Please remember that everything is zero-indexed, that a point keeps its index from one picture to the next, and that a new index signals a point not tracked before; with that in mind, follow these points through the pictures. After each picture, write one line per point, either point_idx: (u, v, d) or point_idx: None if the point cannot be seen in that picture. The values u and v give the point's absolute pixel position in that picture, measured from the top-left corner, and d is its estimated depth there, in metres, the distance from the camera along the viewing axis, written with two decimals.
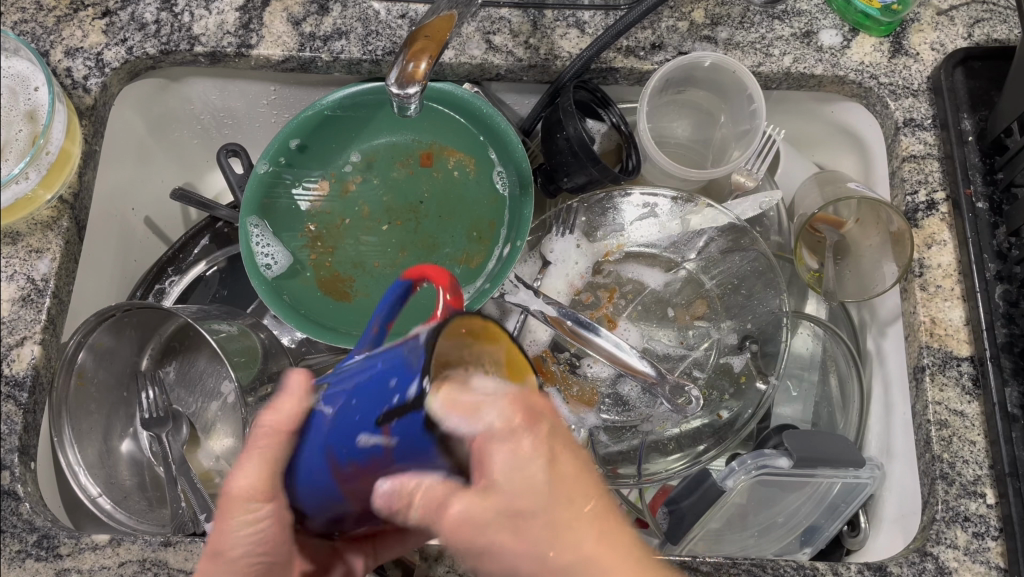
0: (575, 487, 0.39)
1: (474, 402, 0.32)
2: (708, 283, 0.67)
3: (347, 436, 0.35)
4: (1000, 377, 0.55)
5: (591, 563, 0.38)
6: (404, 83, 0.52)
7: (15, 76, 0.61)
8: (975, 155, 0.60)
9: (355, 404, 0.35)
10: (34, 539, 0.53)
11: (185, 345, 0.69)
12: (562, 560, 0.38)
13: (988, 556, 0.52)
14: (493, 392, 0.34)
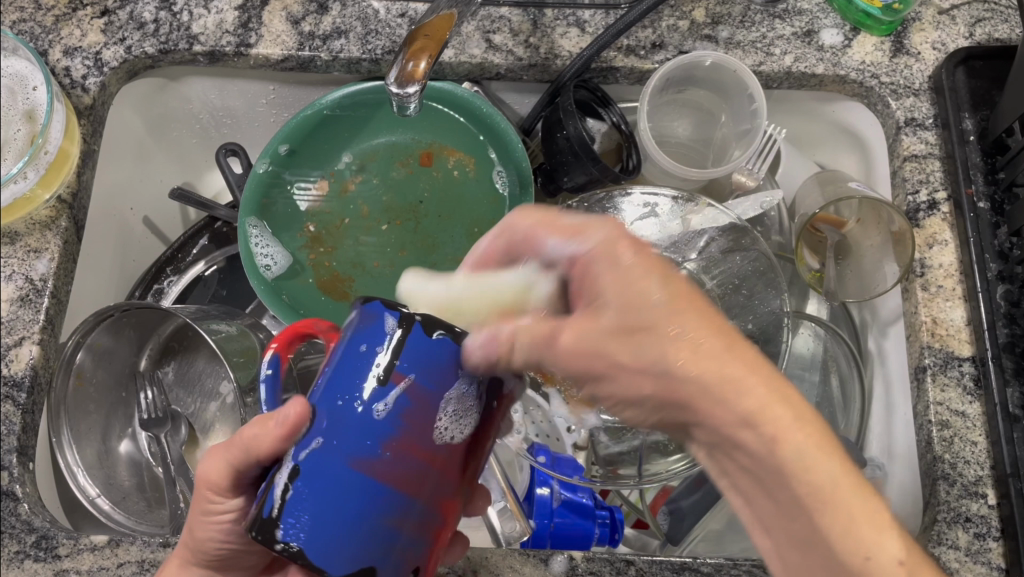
0: (735, 341, 0.39)
1: (573, 228, 0.43)
2: (709, 282, 0.64)
3: (360, 438, 0.36)
4: (1001, 378, 0.54)
5: (730, 388, 0.37)
6: (403, 83, 0.53)
7: (14, 75, 0.60)
8: (976, 155, 0.60)
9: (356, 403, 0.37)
10: (32, 539, 0.53)
11: (184, 345, 0.69)
12: (684, 379, 0.38)
13: (990, 557, 0.52)
14: (607, 231, 0.42)
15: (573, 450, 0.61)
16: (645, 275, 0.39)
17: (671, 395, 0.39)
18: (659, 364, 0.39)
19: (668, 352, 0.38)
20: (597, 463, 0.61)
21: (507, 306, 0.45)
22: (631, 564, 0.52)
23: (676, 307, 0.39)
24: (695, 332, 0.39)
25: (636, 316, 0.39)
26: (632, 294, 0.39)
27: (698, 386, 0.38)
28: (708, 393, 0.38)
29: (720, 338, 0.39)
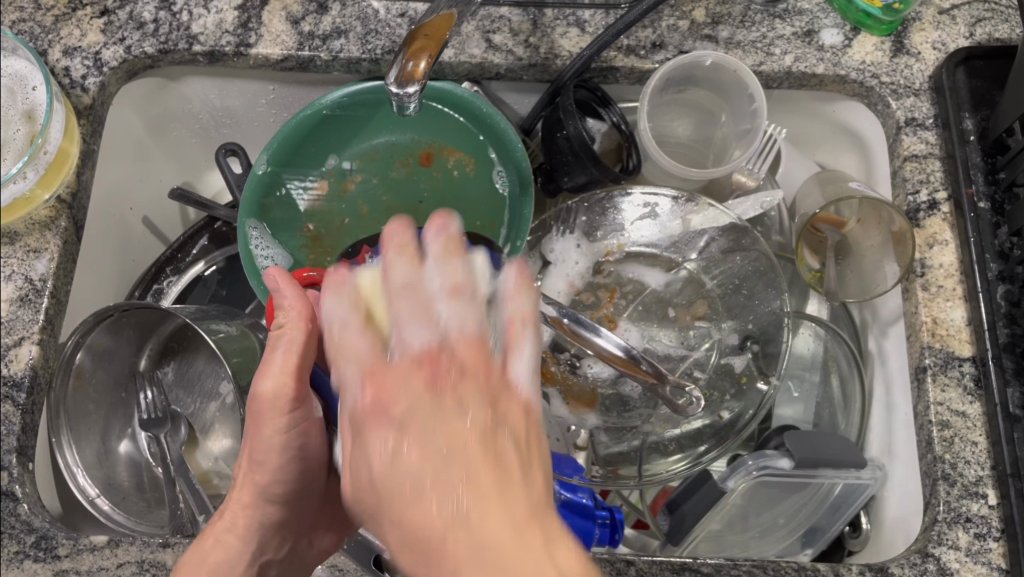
0: (506, 452, 0.37)
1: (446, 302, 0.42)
2: (709, 283, 0.66)
3: None
4: (1001, 378, 0.54)
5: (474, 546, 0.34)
6: (404, 80, 0.53)
7: (14, 75, 0.61)
8: (976, 155, 0.60)
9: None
10: (32, 540, 0.53)
11: (184, 345, 0.69)
12: (436, 524, 0.35)
13: (990, 557, 0.52)
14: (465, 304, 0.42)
15: (573, 451, 0.63)
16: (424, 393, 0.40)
17: (397, 541, 0.37)
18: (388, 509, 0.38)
19: (408, 513, 0.37)
20: (597, 464, 0.63)
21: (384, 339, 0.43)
22: (631, 564, 0.52)
23: (437, 448, 0.37)
24: (438, 490, 0.36)
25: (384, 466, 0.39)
26: (380, 448, 0.39)
27: (446, 530, 0.35)
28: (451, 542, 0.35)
29: (489, 472, 0.36)
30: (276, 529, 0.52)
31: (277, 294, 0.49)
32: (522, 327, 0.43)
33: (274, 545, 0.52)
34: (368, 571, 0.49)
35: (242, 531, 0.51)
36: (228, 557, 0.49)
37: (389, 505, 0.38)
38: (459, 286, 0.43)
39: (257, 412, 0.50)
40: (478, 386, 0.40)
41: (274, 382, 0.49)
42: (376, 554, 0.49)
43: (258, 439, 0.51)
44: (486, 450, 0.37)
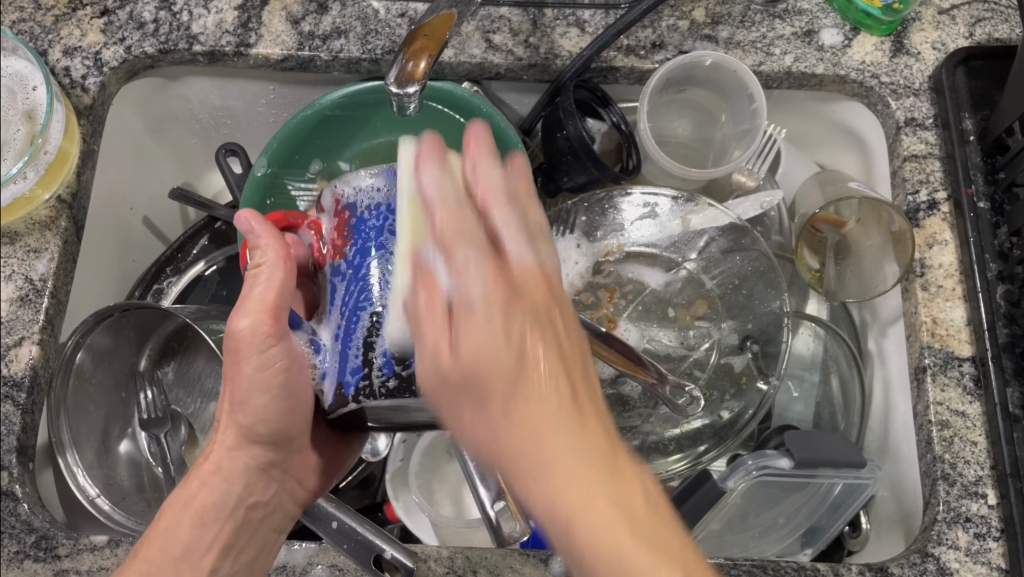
0: (569, 367, 0.38)
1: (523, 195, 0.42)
2: (708, 283, 0.66)
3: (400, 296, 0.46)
4: (1001, 378, 0.54)
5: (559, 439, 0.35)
6: (405, 78, 0.52)
7: (15, 75, 0.61)
8: (976, 155, 0.60)
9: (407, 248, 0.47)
10: (32, 539, 0.53)
11: (184, 345, 0.69)
12: (555, 432, 0.35)
13: (989, 557, 0.52)
14: (496, 171, 0.41)
15: None
16: (497, 293, 0.37)
17: (487, 404, 0.36)
18: (477, 387, 0.36)
19: (487, 403, 0.36)
20: None
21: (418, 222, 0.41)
22: None
23: (520, 324, 0.37)
24: (535, 420, 0.36)
25: (466, 364, 0.36)
26: (477, 339, 0.36)
27: (530, 389, 0.36)
28: (533, 454, 0.35)
29: (556, 355, 0.38)
30: (262, 471, 0.54)
31: (252, 236, 0.49)
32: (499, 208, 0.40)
33: (260, 486, 0.54)
34: (368, 571, 0.48)
35: (226, 474, 0.52)
36: (214, 500, 0.51)
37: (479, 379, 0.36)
38: (458, 209, 0.39)
39: (234, 348, 0.48)
40: (548, 301, 0.40)
41: (250, 320, 0.48)
42: (377, 554, 0.48)
43: (238, 382, 0.50)
44: (513, 334, 0.37)
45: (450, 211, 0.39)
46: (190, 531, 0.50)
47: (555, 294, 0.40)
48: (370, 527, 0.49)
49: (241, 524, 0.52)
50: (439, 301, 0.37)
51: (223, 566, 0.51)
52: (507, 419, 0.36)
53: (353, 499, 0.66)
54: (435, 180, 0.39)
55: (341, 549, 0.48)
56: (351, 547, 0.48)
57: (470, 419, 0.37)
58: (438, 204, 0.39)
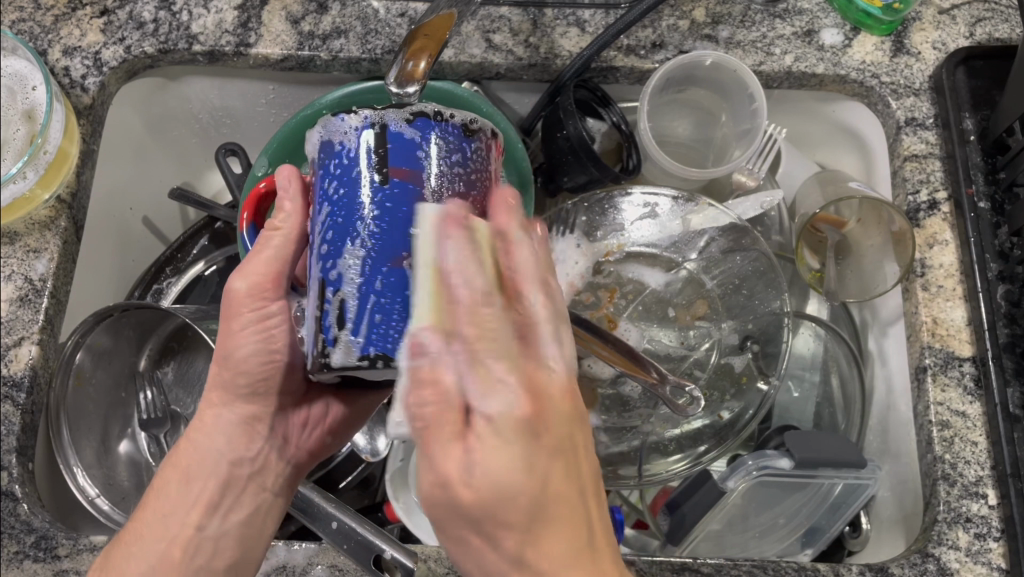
0: (553, 421, 0.33)
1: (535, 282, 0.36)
2: (709, 283, 0.66)
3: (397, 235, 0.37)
4: (1001, 378, 0.54)
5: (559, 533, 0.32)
6: (405, 78, 0.52)
7: (15, 75, 0.61)
8: (976, 155, 0.60)
9: (386, 206, 0.37)
10: (32, 540, 0.53)
11: (184, 345, 0.69)
12: (559, 553, 0.32)
13: (990, 557, 0.52)
14: (525, 253, 0.36)
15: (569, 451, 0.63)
16: (514, 442, 0.31)
17: (501, 541, 0.32)
18: (471, 523, 0.32)
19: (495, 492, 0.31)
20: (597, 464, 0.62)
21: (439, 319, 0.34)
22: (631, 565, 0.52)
23: (544, 467, 0.32)
24: (545, 559, 0.32)
25: (485, 495, 0.31)
26: (495, 468, 0.31)
27: (542, 536, 0.32)
28: (533, 557, 0.32)
29: (561, 473, 0.33)
30: (248, 428, 0.51)
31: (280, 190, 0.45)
32: (527, 291, 0.35)
33: (245, 443, 0.51)
34: (368, 571, 0.47)
35: (209, 430, 0.50)
36: (199, 454, 0.50)
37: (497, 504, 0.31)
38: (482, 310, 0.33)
39: (230, 308, 0.47)
40: (573, 427, 0.34)
41: (247, 283, 0.46)
42: (377, 554, 0.48)
43: (229, 344, 0.49)
44: (536, 472, 0.32)
45: (473, 310, 0.33)
46: (177, 488, 0.49)
47: (581, 422, 0.35)
48: (370, 528, 0.49)
49: (227, 482, 0.50)
50: (452, 425, 0.32)
51: (210, 526, 0.49)
52: (518, 554, 0.32)
53: (353, 499, 0.66)
54: (461, 252, 0.34)
55: (341, 550, 0.48)
56: (352, 548, 0.48)
57: (473, 544, 0.33)
58: (461, 316, 0.33)
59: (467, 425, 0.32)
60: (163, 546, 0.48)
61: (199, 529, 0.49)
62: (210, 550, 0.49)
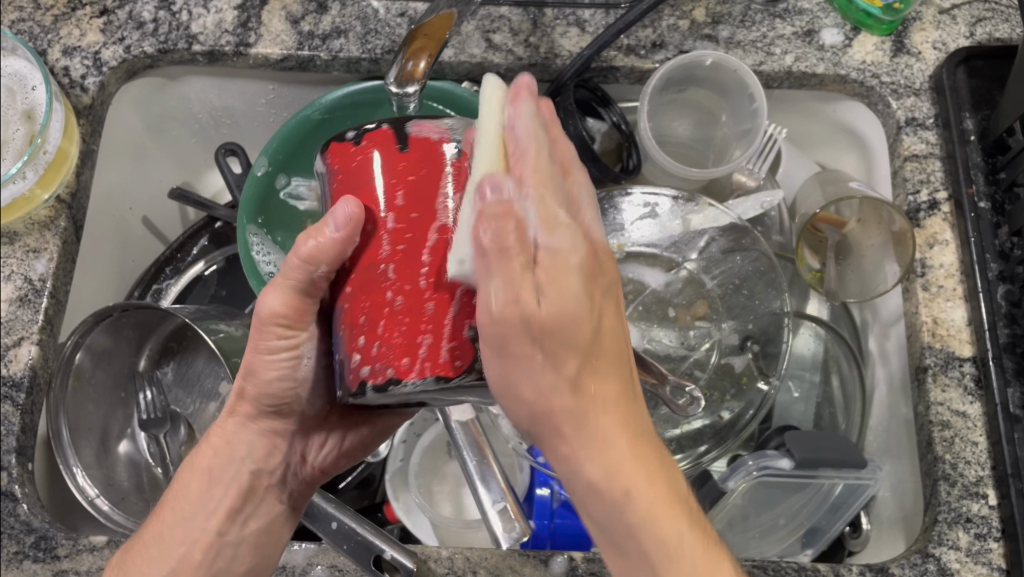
0: (606, 360, 0.38)
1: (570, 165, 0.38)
2: (709, 283, 0.66)
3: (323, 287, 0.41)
4: (1002, 378, 0.54)
5: (587, 414, 0.37)
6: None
7: (14, 75, 0.61)
8: (977, 155, 0.60)
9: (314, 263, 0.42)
10: (31, 540, 0.53)
11: (184, 345, 0.69)
12: (565, 405, 0.36)
13: (990, 557, 0.52)
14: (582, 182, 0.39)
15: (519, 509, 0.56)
16: (580, 275, 0.36)
17: (564, 364, 0.36)
18: (539, 344, 0.35)
19: (523, 373, 0.35)
20: None
21: (503, 160, 0.36)
22: None
23: (600, 303, 0.37)
24: (597, 393, 0.37)
25: (556, 316, 0.35)
26: (566, 292, 0.35)
27: (594, 371, 0.37)
28: (577, 440, 0.36)
29: (612, 316, 0.38)
30: (273, 444, 0.50)
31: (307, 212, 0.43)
32: (575, 169, 0.39)
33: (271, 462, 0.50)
34: (368, 571, 0.47)
35: (231, 443, 0.49)
36: (218, 461, 0.49)
37: (528, 398, 0.36)
38: (539, 161, 0.36)
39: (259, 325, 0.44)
40: (619, 324, 0.39)
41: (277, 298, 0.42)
42: (377, 554, 0.48)
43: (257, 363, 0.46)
44: (596, 303, 0.37)
45: (539, 166, 0.36)
46: (197, 494, 0.49)
47: (621, 322, 0.39)
48: (376, 531, 0.48)
49: (248, 491, 0.49)
50: (521, 257, 0.34)
51: (231, 532, 0.49)
52: (577, 380, 0.36)
53: (352, 500, 0.66)
54: (528, 121, 0.36)
55: (341, 550, 0.48)
56: (353, 549, 0.48)
57: (535, 371, 0.35)
58: (529, 162, 0.35)
59: (532, 259, 0.35)
60: (184, 550, 0.48)
61: (220, 535, 0.49)
62: (231, 555, 0.49)
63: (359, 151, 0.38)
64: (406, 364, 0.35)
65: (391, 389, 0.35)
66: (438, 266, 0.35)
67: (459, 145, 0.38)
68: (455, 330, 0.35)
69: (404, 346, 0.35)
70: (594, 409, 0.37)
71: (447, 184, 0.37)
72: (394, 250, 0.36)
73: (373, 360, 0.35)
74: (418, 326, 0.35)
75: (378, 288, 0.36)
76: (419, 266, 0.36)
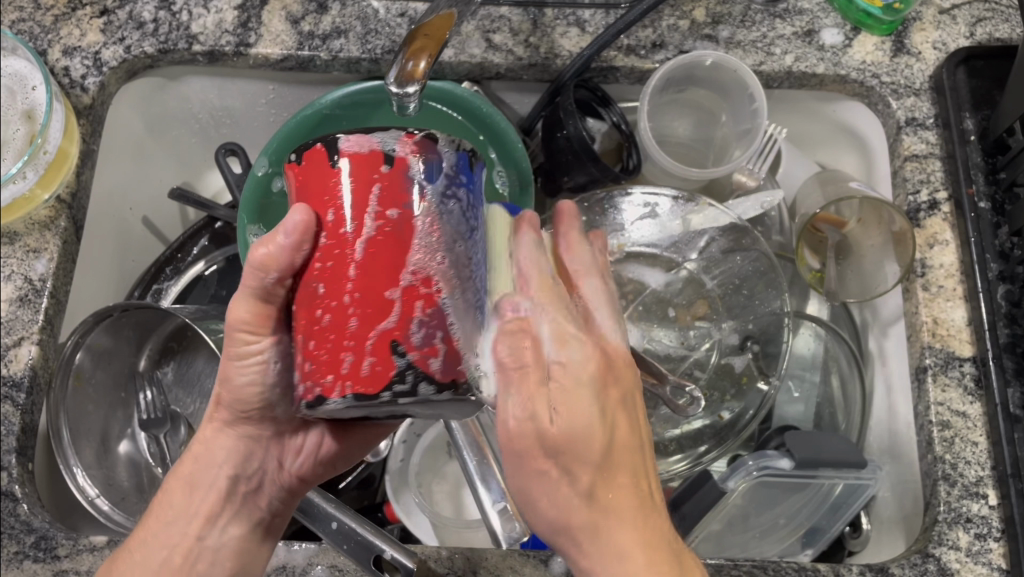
0: (620, 472, 0.40)
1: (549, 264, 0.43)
2: (709, 283, 0.66)
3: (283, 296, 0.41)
4: (1002, 378, 0.54)
5: (587, 481, 0.39)
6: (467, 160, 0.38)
7: (14, 75, 0.61)
8: (977, 155, 0.60)
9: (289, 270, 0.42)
10: (31, 540, 0.53)
11: (184, 345, 0.69)
12: (576, 517, 0.39)
13: (990, 557, 0.52)
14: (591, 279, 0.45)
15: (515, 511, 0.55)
16: (586, 387, 0.39)
17: (576, 472, 0.39)
18: (552, 457, 0.38)
19: (536, 495, 0.39)
20: None
21: (519, 287, 0.40)
22: None
23: (613, 416, 0.40)
24: (611, 501, 0.39)
25: (566, 434, 0.38)
26: (577, 410, 0.39)
27: (607, 485, 0.39)
28: (589, 547, 0.39)
29: (625, 421, 0.41)
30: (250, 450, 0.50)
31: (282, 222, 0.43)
32: (586, 282, 0.45)
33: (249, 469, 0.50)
34: (368, 571, 0.47)
35: (213, 447, 0.49)
36: (201, 466, 0.49)
37: (541, 513, 0.39)
38: (547, 281, 0.41)
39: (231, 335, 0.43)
40: (635, 455, 0.41)
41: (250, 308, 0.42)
42: (377, 554, 0.48)
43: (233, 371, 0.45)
44: (608, 415, 0.40)
45: (545, 283, 0.41)
46: (180, 499, 0.49)
47: (640, 442, 0.42)
48: (376, 531, 0.48)
49: (227, 496, 0.49)
50: (535, 373, 0.38)
51: (211, 536, 0.49)
52: (591, 489, 0.39)
53: (352, 500, 0.66)
54: (528, 252, 0.41)
55: (341, 550, 0.48)
56: (353, 549, 0.48)
57: (556, 489, 0.39)
58: (533, 275, 0.40)
59: (546, 375, 0.39)
60: (166, 553, 0.48)
61: (200, 539, 0.49)
62: (210, 560, 0.49)
63: (300, 167, 0.37)
64: (329, 382, 0.34)
65: (320, 406, 0.35)
66: (362, 282, 0.34)
67: (391, 153, 0.36)
68: (376, 346, 0.34)
69: (327, 364, 0.34)
70: (608, 519, 0.39)
71: (375, 196, 0.35)
72: (325, 267, 0.35)
73: (305, 377, 0.35)
74: (342, 344, 0.34)
75: (309, 305, 0.35)
76: (344, 284, 0.35)
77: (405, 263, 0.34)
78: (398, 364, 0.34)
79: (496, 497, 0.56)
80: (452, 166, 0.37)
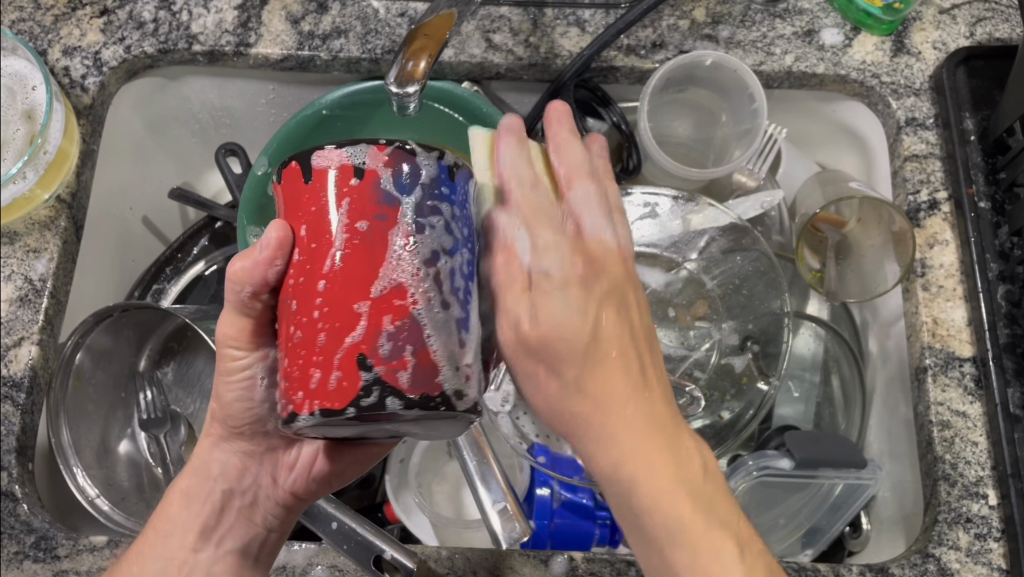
0: (611, 357, 0.38)
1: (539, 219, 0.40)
2: (709, 283, 0.66)
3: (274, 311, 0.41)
4: (1002, 378, 0.54)
5: (592, 348, 0.38)
6: (449, 170, 0.36)
7: (14, 75, 0.61)
8: (977, 155, 0.60)
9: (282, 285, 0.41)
10: (31, 540, 0.53)
11: (184, 345, 0.69)
12: (573, 400, 0.38)
13: (990, 557, 0.52)
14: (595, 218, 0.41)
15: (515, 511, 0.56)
16: (571, 280, 0.38)
17: (562, 369, 0.38)
18: (540, 359, 0.38)
19: (552, 363, 0.38)
20: None
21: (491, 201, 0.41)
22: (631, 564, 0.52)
23: (596, 304, 0.39)
24: (602, 385, 0.38)
25: (546, 331, 0.37)
26: (555, 310, 0.37)
27: (599, 368, 0.38)
28: (596, 420, 0.37)
29: (613, 309, 0.39)
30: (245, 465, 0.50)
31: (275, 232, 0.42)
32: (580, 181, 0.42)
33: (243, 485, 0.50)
34: (368, 571, 0.47)
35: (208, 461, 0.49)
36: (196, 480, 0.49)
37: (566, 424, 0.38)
38: (532, 193, 0.40)
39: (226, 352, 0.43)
40: (625, 282, 0.41)
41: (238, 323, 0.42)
42: (377, 554, 0.48)
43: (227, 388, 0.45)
44: (591, 309, 0.38)
45: (526, 190, 0.40)
46: (176, 512, 0.49)
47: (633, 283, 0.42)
48: (376, 532, 0.48)
49: (220, 510, 0.49)
50: (519, 283, 0.38)
51: (205, 550, 0.49)
52: (578, 378, 0.38)
53: (352, 500, 0.65)
54: (511, 152, 0.41)
55: (341, 550, 0.48)
56: (353, 549, 0.48)
57: (543, 380, 0.38)
58: (515, 194, 0.40)
59: (529, 283, 0.38)
60: (160, 567, 0.48)
61: (195, 552, 0.49)
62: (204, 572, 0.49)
63: (281, 185, 0.36)
64: (299, 399, 0.33)
65: (293, 423, 0.34)
66: (332, 296, 0.33)
67: (362, 166, 0.34)
68: (342, 361, 0.32)
69: (297, 380, 0.33)
70: (601, 405, 0.37)
71: (345, 209, 0.34)
72: (297, 283, 0.34)
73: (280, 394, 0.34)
74: (312, 360, 0.33)
75: (285, 321, 0.34)
76: (313, 298, 0.33)
77: (374, 280, 0.33)
78: (364, 379, 0.32)
79: (496, 497, 0.56)
80: (430, 176, 0.35)
